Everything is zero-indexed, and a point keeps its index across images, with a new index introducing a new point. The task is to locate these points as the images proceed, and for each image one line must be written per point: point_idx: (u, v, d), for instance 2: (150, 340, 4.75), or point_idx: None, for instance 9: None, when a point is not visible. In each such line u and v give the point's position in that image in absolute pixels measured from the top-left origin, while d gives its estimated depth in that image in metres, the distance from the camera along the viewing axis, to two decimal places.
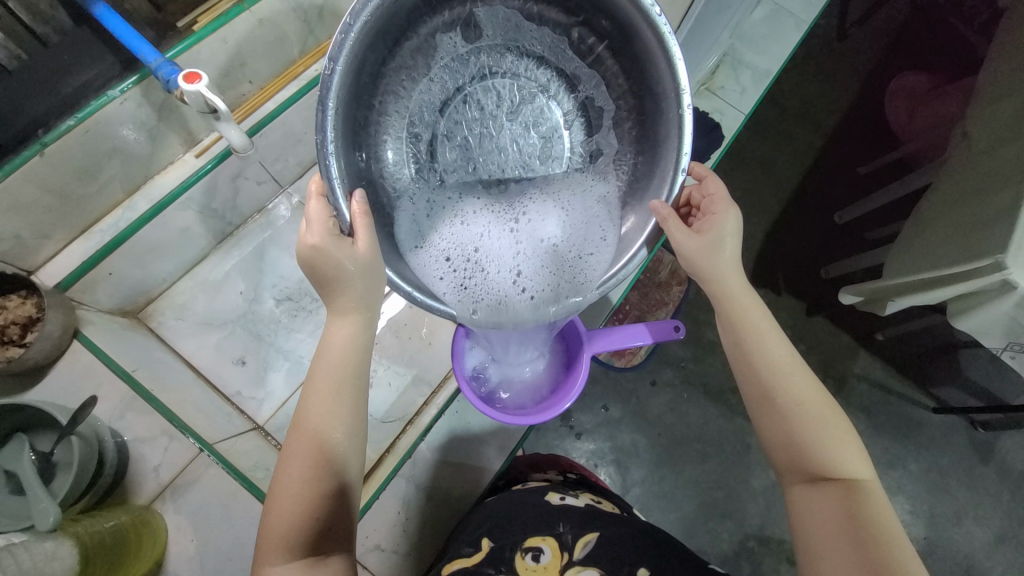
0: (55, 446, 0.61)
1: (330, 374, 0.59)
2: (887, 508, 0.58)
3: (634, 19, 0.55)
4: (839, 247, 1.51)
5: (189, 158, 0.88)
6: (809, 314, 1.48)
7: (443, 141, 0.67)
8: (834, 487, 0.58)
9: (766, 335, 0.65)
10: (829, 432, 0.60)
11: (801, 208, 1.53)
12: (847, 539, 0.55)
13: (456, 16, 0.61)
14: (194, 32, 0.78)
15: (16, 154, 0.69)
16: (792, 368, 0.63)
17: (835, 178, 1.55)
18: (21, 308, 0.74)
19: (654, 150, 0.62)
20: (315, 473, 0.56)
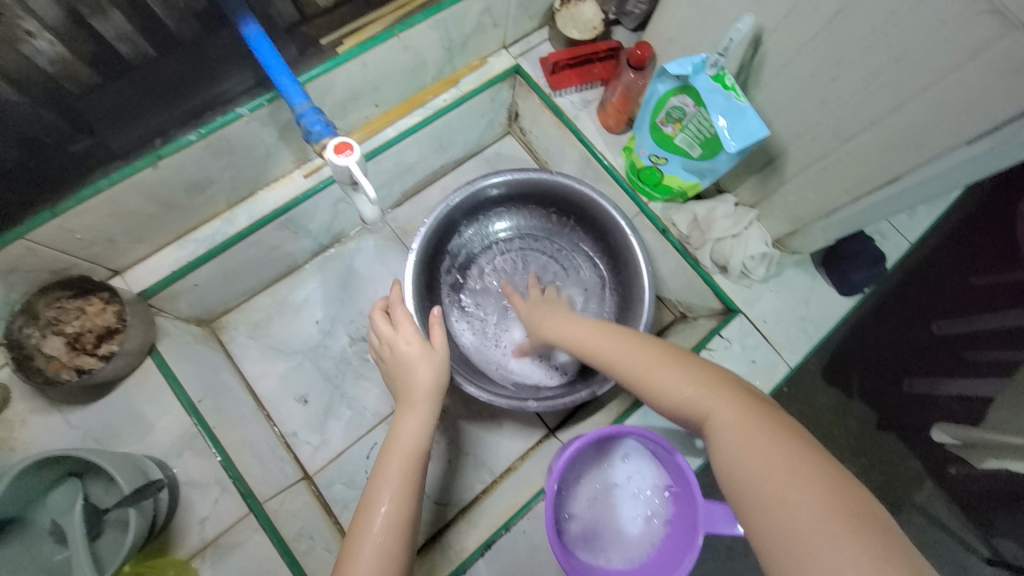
0: (111, 509, 0.56)
1: (405, 454, 0.54)
2: (761, 408, 0.45)
3: (587, 204, 0.90)
4: (933, 362, 1.21)
5: (298, 177, 0.81)
6: (879, 429, 1.19)
7: (478, 282, 0.96)
8: (723, 415, 0.45)
9: (569, 324, 0.65)
10: (671, 368, 0.50)
11: (892, 304, 1.24)
12: (769, 462, 0.40)
13: (482, 218, 0.95)
14: (341, 54, 0.70)
15: (128, 162, 0.63)
16: (598, 331, 0.60)
17: (940, 283, 1.25)
18: (101, 316, 0.70)
19: (625, 276, 0.91)
20: (387, 560, 0.48)
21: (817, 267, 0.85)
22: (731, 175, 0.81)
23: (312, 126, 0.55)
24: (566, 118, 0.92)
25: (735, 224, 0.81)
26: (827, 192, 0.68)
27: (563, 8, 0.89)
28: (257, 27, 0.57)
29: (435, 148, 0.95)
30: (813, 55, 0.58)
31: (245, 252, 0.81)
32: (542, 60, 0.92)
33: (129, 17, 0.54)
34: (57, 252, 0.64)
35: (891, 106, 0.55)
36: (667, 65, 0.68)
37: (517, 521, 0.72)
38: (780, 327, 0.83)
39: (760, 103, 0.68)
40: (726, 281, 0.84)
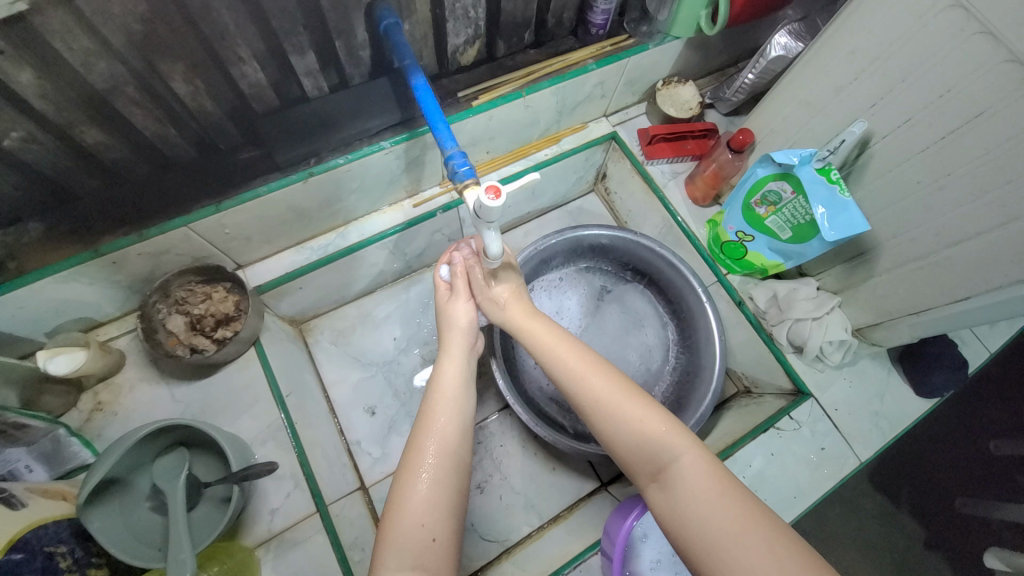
0: (212, 483, 0.62)
1: (449, 396, 0.60)
2: (715, 459, 0.51)
3: (662, 266, 0.94)
4: (993, 484, 1.14)
5: (407, 205, 0.89)
6: (928, 546, 1.12)
7: (554, 306, 0.99)
8: (676, 465, 0.50)
9: (539, 326, 0.63)
10: (635, 405, 0.54)
11: (949, 414, 1.20)
12: (725, 508, 0.46)
13: (560, 267, 1.02)
14: (475, 106, 0.79)
15: (285, 175, 0.72)
16: (569, 350, 0.60)
17: (1005, 400, 1.20)
18: (223, 303, 0.77)
19: (695, 340, 0.92)
20: (435, 492, 0.53)
21: (891, 362, 0.85)
22: (816, 260, 0.84)
23: (458, 167, 0.60)
24: (655, 184, 0.98)
25: (817, 307, 0.82)
26: (919, 292, 0.70)
27: (664, 87, 0.98)
28: (424, 79, 0.65)
29: (527, 196, 1.03)
30: (921, 163, 0.62)
31: (349, 265, 0.89)
32: (640, 131, 0.99)
33: (316, 54, 0.65)
34: (205, 242, 0.72)
35: (996, 222, 0.58)
36: (771, 154, 0.73)
37: (569, 571, 0.70)
38: (853, 417, 0.81)
39: (859, 198, 0.72)
40: (801, 363, 0.84)
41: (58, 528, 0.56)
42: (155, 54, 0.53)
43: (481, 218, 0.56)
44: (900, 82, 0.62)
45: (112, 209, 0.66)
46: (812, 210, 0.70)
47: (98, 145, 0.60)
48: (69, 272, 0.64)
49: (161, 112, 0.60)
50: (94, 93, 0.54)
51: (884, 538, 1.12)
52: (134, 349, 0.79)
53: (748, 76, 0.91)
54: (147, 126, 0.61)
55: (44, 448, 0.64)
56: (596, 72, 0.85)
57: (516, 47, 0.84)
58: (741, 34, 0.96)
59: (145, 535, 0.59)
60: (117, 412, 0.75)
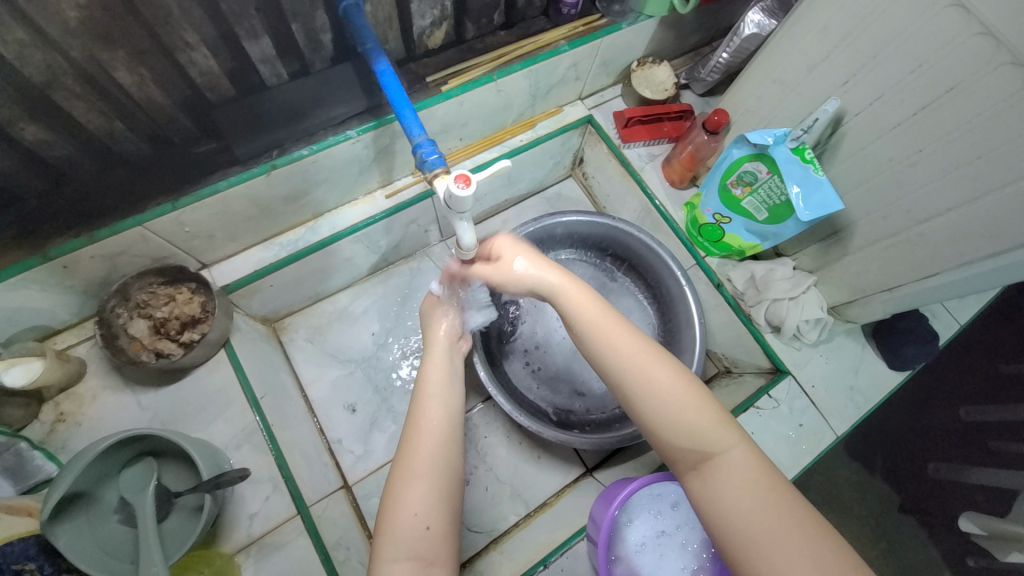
0: (183, 493, 0.60)
1: (435, 387, 0.58)
2: (762, 455, 0.50)
3: (641, 250, 0.94)
4: (961, 449, 1.18)
5: (379, 197, 0.86)
6: (901, 511, 1.16)
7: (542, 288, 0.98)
8: (721, 458, 0.49)
9: (580, 296, 0.57)
10: (682, 394, 0.52)
11: (920, 384, 1.23)
12: (769, 505, 0.46)
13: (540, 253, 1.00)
14: (444, 91, 0.76)
15: (246, 168, 0.68)
16: (620, 330, 0.55)
17: (971, 368, 1.24)
18: (188, 305, 0.74)
19: (675, 324, 0.92)
20: (432, 484, 0.52)
21: (866, 337, 0.87)
22: (792, 240, 0.85)
23: (427, 155, 0.58)
24: (632, 168, 0.96)
25: (794, 287, 0.83)
26: (893, 269, 0.70)
27: (639, 68, 0.96)
28: (388, 64, 0.62)
29: (504, 183, 1.01)
30: (894, 140, 0.63)
31: (321, 260, 0.86)
32: (616, 114, 0.98)
33: (272, 39, 0.61)
34: (163, 241, 0.69)
35: (965, 198, 0.58)
36: (746, 133, 0.73)
37: (556, 558, 0.70)
38: (829, 393, 0.83)
39: (832, 177, 0.72)
40: (778, 341, 0.86)
41: (24, 545, 0.53)
42: (92, 40, 0.49)
43: (452, 208, 0.54)
44: (872, 59, 0.62)
45: (60, 210, 0.62)
46: (787, 190, 0.70)
47: (39, 142, 0.55)
48: (16, 279, 0.60)
49: (106, 104, 0.56)
50: (29, 86, 0.50)
51: (860, 507, 1.16)
52: (95, 356, 0.75)
53: (722, 56, 0.90)
54: (92, 120, 0.56)
55: (6, 463, 0.62)
56: (569, 53, 0.83)
57: (485, 29, 0.81)
58: (714, 13, 0.95)
59: (116, 548, 0.57)
60: (81, 422, 0.72)
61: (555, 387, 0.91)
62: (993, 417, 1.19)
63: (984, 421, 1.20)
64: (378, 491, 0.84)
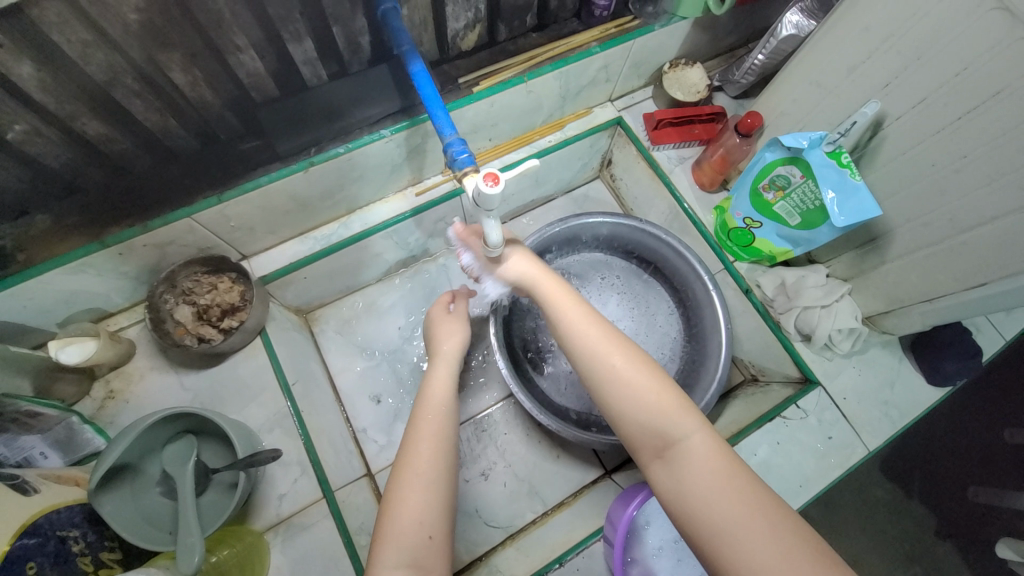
0: (220, 470, 0.63)
1: (441, 403, 0.61)
2: (724, 444, 0.51)
3: (667, 254, 0.93)
4: (1007, 473, 1.12)
5: (410, 194, 0.89)
6: (939, 535, 1.11)
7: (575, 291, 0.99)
8: (680, 447, 0.50)
9: (558, 293, 0.62)
10: (645, 383, 0.54)
11: (965, 403, 1.17)
12: (729, 491, 0.47)
13: (564, 255, 1.00)
14: (475, 92, 0.78)
15: (285, 165, 0.71)
16: (584, 321, 0.59)
17: (1021, 387, 1.17)
18: (228, 293, 0.78)
19: (702, 330, 0.91)
20: (428, 491, 0.54)
21: (903, 350, 0.84)
22: (825, 247, 0.82)
23: (457, 154, 0.59)
24: (661, 170, 0.96)
25: (826, 295, 0.81)
26: (933, 279, 0.68)
27: (671, 70, 0.95)
28: (422, 65, 0.64)
29: (531, 184, 1.02)
30: (935, 146, 0.61)
31: (351, 255, 0.89)
32: (646, 116, 0.97)
33: (314, 42, 0.64)
34: (209, 232, 0.73)
35: (1014, 205, 0.56)
36: (780, 136, 0.71)
37: (572, 557, 0.71)
38: (862, 406, 0.80)
39: (871, 182, 0.70)
40: (808, 351, 0.83)
41: (70, 513, 0.57)
42: (150, 43, 0.53)
43: (480, 205, 0.55)
44: (916, 60, 0.59)
45: (118, 202, 0.67)
46: (822, 195, 0.68)
47: (101, 137, 0.60)
48: (78, 263, 0.65)
49: (161, 102, 0.60)
50: (94, 85, 0.54)
51: (894, 527, 1.11)
52: (143, 339, 0.80)
53: (757, 57, 0.89)
54: (148, 118, 0.61)
55: (59, 435, 0.66)
56: (599, 55, 0.83)
57: (517, 31, 0.82)
58: (751, 13, 0.93)
59: (156, 520, 0.61)
60: (129, 400, 0.77)
61: (575, 386, 0.92)
62: None
63: None
64: None
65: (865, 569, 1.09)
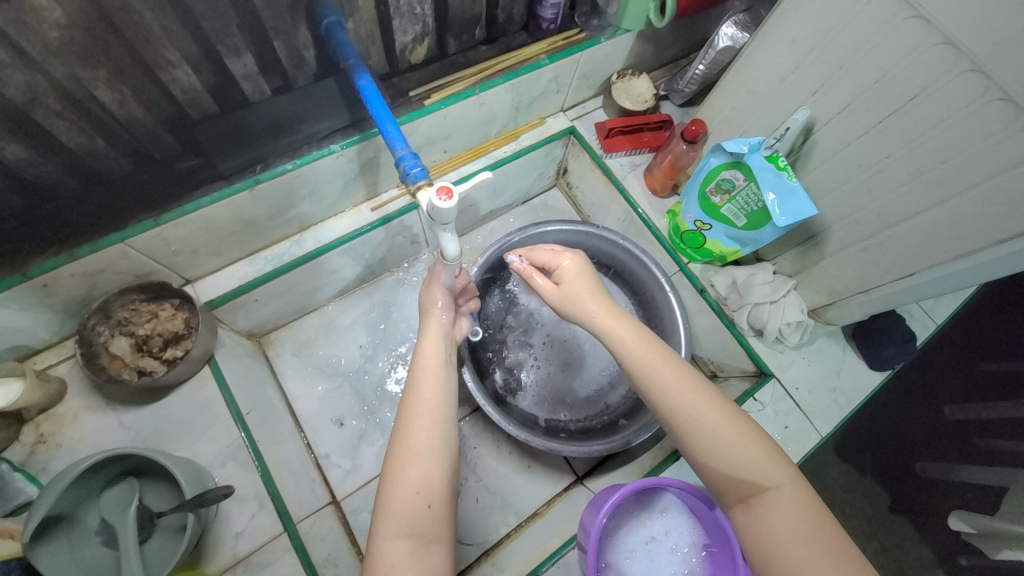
0: (167, 513, 0.59)
1: (433, 372, 0.59)
2: (813, 491, 0.52)
3: (624, 258, 0.96)
4: (945, 448, 1.21)
5: (365, 209, 0.87)
6: (891, 512, 1.17)
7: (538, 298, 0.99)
8: (766, 495, 0.51)
9: (627, 334, 0.60)
10: (731, 433, 0.53)
11: (904, 384, 1.25)
12: (815, 542, 0.47)
13: None
14: (426, 105, 0.77)
15: (229, 184, 0.68)
16: (669, 366, 0.57)
17: (951, 366, 1.27)
18: (171, 321, 0.74)
19: (661, 330, 0.93)
20: (423, 463, 0.53)
21: (846, 339, 0.88)
22: (771, 245, 0.87)
23: (410, 168, 0.59)
24: (615, 177, 0.98)
25: (774, 291, 0.85)
26: (868, 271, 0.73)
27: (619, 80, 0.98)
28: (370, 79, 0.63)
29: (489, 194, 1.02)
30: (861, 148, 0.65)
31: (306, 274, 0.86)
32: (597, 125, 0.99)
33: (255, 56, 0.62)
34: (147, 258, 0.69)
35: (932, 201, 0.61)
36: (722, 142, 0.75)
37: (546, 568, 0.70)
38: (813, 395, 0.84)
39: (807, 183, 0.74)
40: (761, 345, 0.87)
41: (7, 569, 0.52)
42: (71, 59, 0.50)
43: (435, 219, 0.54)
44: (840, 70, 0.64)
45: (42, 229, 0.62)
46: (763, 197, 0.72)
47: (19, 161, 0.55)
48: None
49: (87, 122, 0.56)
50: (9, 106, 0.50)
51: (851, 507, 1.17)
52: (76, 376, 0.74)
53: (698, 67, 0.93)
54: (72, 139, 0.56)
55: None
56: (549, 67, 0.85)
57: (467, 44, 0.82)
58: (689, 26, 0.98)
59: (96, 573, 0.56)
60: (61, 443, 0.71)
61: (543, 392, 0.92)
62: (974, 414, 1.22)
63: (966, 419, 1.22)
64: (367, 505, 0.83)
65: None
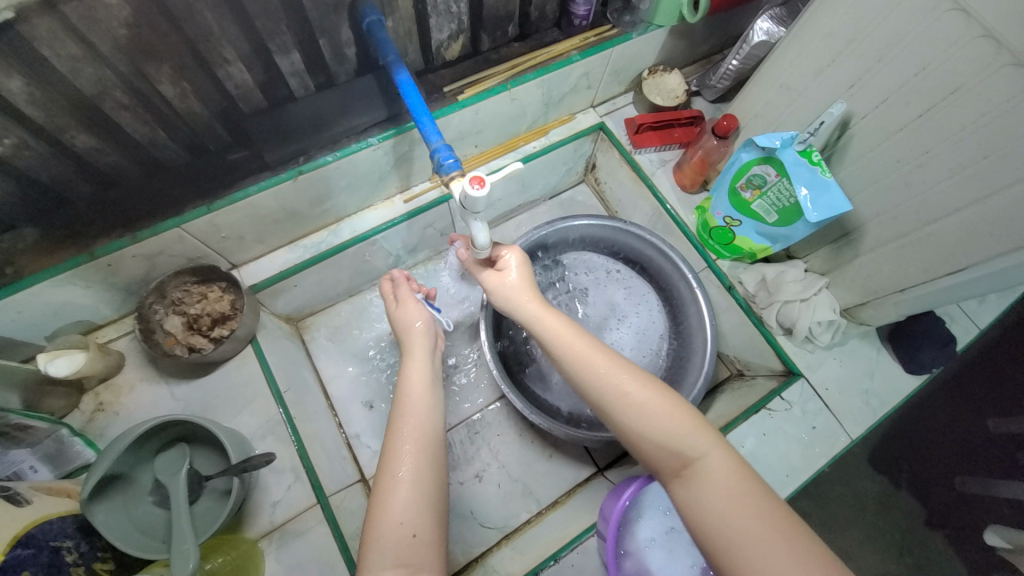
0: (213, 477, 0.63)
1: (418, 394, 0.62)
2: (740, 458, 0.52)
3: (651, 254, 0.96)
4: (992, 464, 1.15)
5: (398, 201, 0.90)
6: (929, 527, 1.13)
7: (563, 293, 1.00)
8: (695, 466, 0.51)
9: (553, 318, 0.62)
10: (656, 404, 0.54)
11: (948, 396, 1.20)
12: (747, 511, 0.47)
13: (549, 260, 1.02)
14: (460, 100, 0.80)
15: (274, 174, 0.73)
16: (593, 351, 0.58)
17: (1000, 379, 1.21)
18: (219, 303, 0.79)
19: (688, 326, 0.93)
20: (407, 500, 0.53)
21: (881, 340, 0.86)
22: (803, 243, 0.85)
23: (443, 159, 0.61)
24: (644, 173, 0.98)
25: (805, 289, 0.83)
26: (904, 270, 0.71)
27: (650, 76, 0.98)
28: (407, 74, 0.66)
29: (517, 188, 1.04)
30: (898, 142, 0.64)
31: (341, 262, 0.90)
32: (627, 121, 1.00)
33: (301, 54, 0.65)
34: (198, 242, 0.74)
35: (974, 196, 0.59)
36: (754, 137, 0.74)
37: (567, 554, 0.71)
38: (843, 396, 0.83)
39: (841, 179, 0.73)
40: (790, 344, 0.86)
41: (63, 524, 0.57)
42: (140, 56, 0.54)
43: (467, 208, 0.57)
44: (878, 63, 0.63)
45: (108, 212, 0.67)
46: (795, 192, 0.71)
47: (90, 149, 0.60)
48: (65, 275, 0.65)
49: (149, 114, 0.61)
50: (82, 99, 0.55)
51: (885, 520, 1.14)
52: (133, 350, 0.80)
53: (732, 63, 0.92)
54: (136, 130, 0.61)
55: (47, 449, 0.65)
56: (580, 63, 0.86)
57: (499, 41, 0.85)
58: (724, 22, 0.97)
59: (150, 529, 0.61)
60: (119, 411, 0.77)
61: (567, 384, 0.93)
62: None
63: (1015, 435, 1.16)
64: None
65: (857, 561, 1.11)
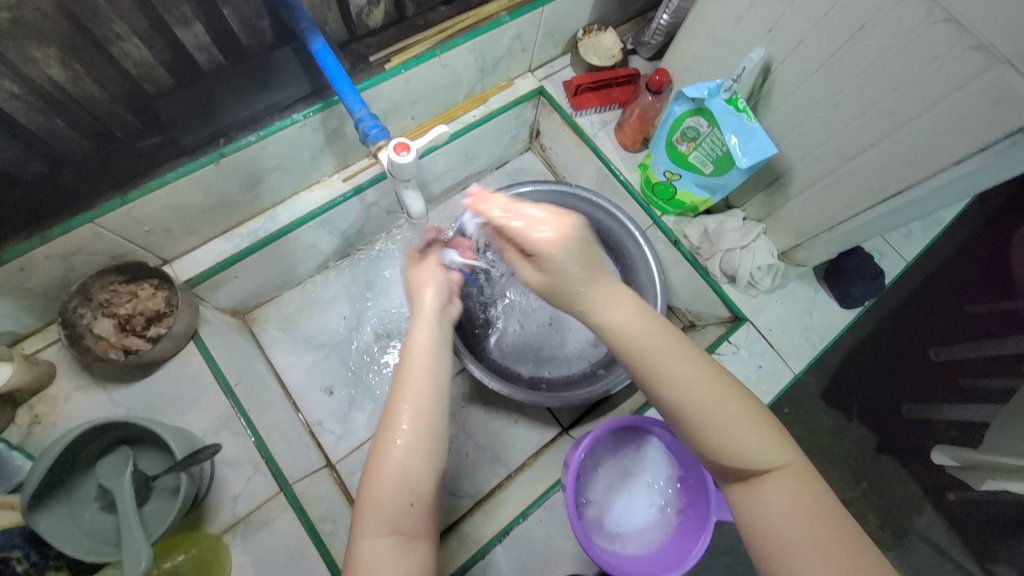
0: (160, 476, 0.61)
1: (422, 367, 0.57)
2: (810, 469, 0.52)
3: (599, 216, 0.97)
4: (933, 388, 1.25)
5: (337, 180, 0.88)
6: (879, 453, 1.22)
7: None
8: (769, 476, 0.50)
9: (629, 317, 0.55)
10: (743, 420, 0.51)
11: (893, 332, 1.29)
12: (811, 523, 0.48)
13: None
14: (387, 69, 0.77)
15: (193, 158, 0.68)
16: (673, 354, 0.53)
17: (935, 312, 1.30)
18: (152, 300, 0.76)
19: (638, 284, 0.95)
20: (407, 468, 0.53)
21: (818, 280, 0.91)
22: (739, 192, 0.88)
23: (369, 130, 0.59)
24: (586, 136, 0.98)
25: (744, 237, 0.86)
26: (830, 209, 0.74)
27: (585, 36, 0.97)
28: (323, 42, 0.63)
29: (461, 160, 1.03)
30: (816, 83, 0.66)
31: (283, 248, 0.87)
32: (565, 83, 0.99)
33: (206, 26, 0.61)
34: (119, 238, 0.70)
35: (886, 131, 0.62)
36: (684, 89, 0.75)
37: (534, 510, 0.76)
38: (786, 334, 0.87)
39: (768, 125, 0.75)
40: (735, 291, 0.89)
41: (9, 535, 0.55)
42: (22, 39, 0.50)
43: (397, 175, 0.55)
44: (791, 6, 0.64)
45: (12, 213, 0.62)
46: (726, 141, 0.73)
47: None
48: None
49: (43, 103, 0.56)
50: None
51: (838, 450, 1.22)
52: (64, 358, 0.76)
53: (663, 18, 0.93)
54: (32, 120, 0.56)
55: None
56: (510, 25, 0.84)
57: (424, 5, 0.80)
58: None
59: (100, 534, 0.59)
60: (57, 422, 0.73)
61: (527, 350, 0.94)
62: (959, 352, 1.26)
63: (952, 360, 1.26)
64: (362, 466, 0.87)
65: None
